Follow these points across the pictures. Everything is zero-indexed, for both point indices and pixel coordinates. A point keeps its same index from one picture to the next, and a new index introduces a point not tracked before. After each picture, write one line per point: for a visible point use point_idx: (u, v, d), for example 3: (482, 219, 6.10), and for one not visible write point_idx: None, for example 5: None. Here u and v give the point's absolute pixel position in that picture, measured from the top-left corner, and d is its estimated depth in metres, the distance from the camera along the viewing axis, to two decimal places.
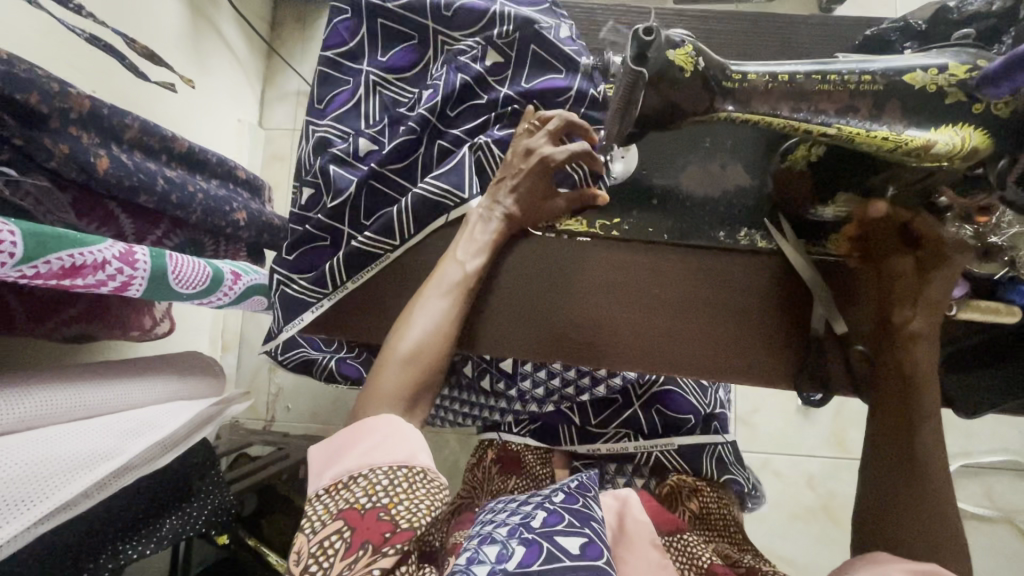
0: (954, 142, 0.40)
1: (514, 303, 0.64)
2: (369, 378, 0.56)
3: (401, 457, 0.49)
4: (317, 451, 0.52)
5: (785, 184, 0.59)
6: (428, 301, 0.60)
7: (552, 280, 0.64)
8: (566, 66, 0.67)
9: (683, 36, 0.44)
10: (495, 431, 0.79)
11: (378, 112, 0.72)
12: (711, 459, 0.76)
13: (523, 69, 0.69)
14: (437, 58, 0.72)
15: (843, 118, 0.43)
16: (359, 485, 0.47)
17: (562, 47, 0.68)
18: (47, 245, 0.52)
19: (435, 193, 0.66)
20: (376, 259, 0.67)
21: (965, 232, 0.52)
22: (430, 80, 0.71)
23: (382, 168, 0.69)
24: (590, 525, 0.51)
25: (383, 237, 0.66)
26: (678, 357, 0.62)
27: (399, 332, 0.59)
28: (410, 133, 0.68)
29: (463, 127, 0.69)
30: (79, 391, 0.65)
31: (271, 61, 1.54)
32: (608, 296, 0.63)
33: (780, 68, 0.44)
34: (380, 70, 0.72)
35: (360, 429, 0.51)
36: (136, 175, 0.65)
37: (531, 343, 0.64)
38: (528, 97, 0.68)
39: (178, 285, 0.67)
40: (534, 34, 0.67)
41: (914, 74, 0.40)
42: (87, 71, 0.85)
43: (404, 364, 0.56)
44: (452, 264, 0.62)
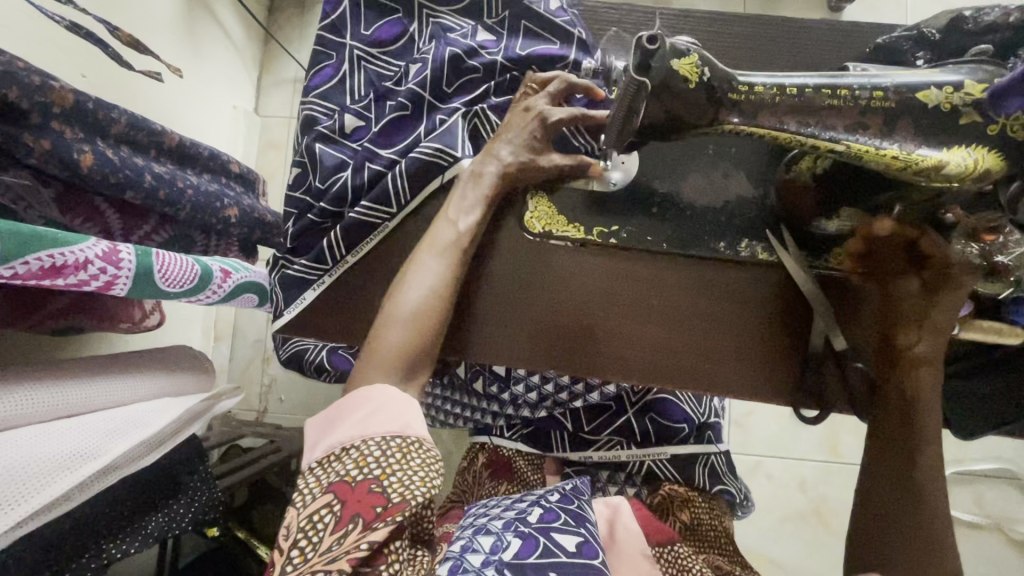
0: (966, 163, 0.39)
1: (508, 284, 0.63)
2: (370, 337, 0.55)
3: (395, 427, 0.48)
4: (314, 423, 0.51)
5: (789, 197, 0.57)
6: (423, 262, 0.58)
7: (548, 265, 0.63)
8: (560, 38, 0.67)
9: (689, 44, 0.41)
10: (487, 434, 0.78)
11: (364, 86, 0.70)
12: (703, 468, 0.74)
13: (515, 40, 0.68)
14: (423, 31, 0.71)
15: (852, 135, 0.41)
16: (351, 458, 0.47)
17: (553, 19, 0.67)
18: (25, 247, 0.51)
19: (428, 154, 0.64)
20: (376, 230, 0.66)
21: (971, 251, 0.51)
22: (418, 54, 0.69)
23: (376, 148, 0.67)
24: (586, 526, 0.53)
25: (381, 205, 0.65)
26: (672, 361, 0.61)
27: (397, 292, 0.57)
28: (401, 109, 0.67)
29: (460, 100, 0.67)
30: (62, 388, 0.64)
31: (268, 46, 1.51)
32: (604, 283, 0.62)
33: (788, 81, 0.42)
34: (364, 45, 0.70)
35: (354, 398, 0.51)
36: (123, 172, 0.63)
37: (524, 326, 0.62)
38: (525, 66, 0.67)
39: (165, 284, 0.66)
40: (523, 9, 0.67)
41: (929, 91, 0.39)
42: (76, 57, 0.83)
43: (411, 322, 0.55)
44: (443, 224, 0.60)
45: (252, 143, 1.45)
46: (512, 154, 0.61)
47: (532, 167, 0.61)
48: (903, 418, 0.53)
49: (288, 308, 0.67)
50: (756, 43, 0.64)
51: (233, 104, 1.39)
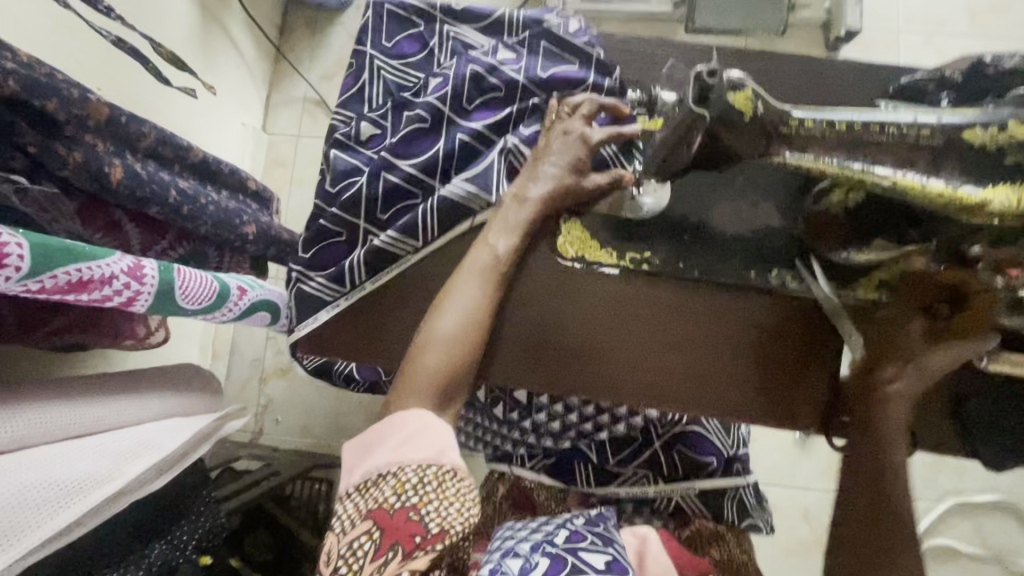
0: (1012, 200, 0.39)
1: (535, 308, 0.62)
2: (404, 362, 0.54)
3: (432, 453, 0.46)
4: (349, 446, 0.49)
5: (816, 229, 0.59)
6: (460, 285, 0.58)
7: (575, 291, 0.63)
8: (579, 59, 0.68)
9: (742, 78, 0.42)
10: (508, 463, 0.77)
11: (382, 96, 0.71)
12: (732, 502, 0.72)
13: (536, 60, 0.68)
14: (442, 45, 0.71)
15: (900, 170, 0.42)
16: (388, 484, 0.45)
17: (573, 40, 0.68)
18: (55, 261, 0.50)
19: (461, 196, 0.64)
20: (399, 262, 0.65)
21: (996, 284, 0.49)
22: (438, 68, 0.70)
23: (393, 159, 0.67)
24: (613, 545, 0.52)
25: (407, 237, 0.64)
26: (689, 393, 0.61)
27: (432, 315, 0.56)
28: (419, 121, 0.67)
29: (482, 119, 0.67)
30: (76, 408, 0.62)
31: (278, 64, 1.52)
32: (626, 314, 0.62)
33: (837, 116, 0.43)
34: (383, 56, 0.71)
35: (390, 423, 0.48)
36: (150, 187, 0.62)
37: (542, 352, 0.62)
38: (545, 88, 0.67)
39: (184, 301, 0.64)
40: (544, 31, 0.69)
41: (974, 130, 0.40)
42: (97, 68, 0.82)
43: (449, 346, 0.55)
44: (482, 247, 0.60)
45: (257, 159, 1.45)
46: (557, 173, 0.60)
47: (570, 187, 0.61)
48: (873, 440, 0.52)
49: (302, 327, 0.66)
50: (789, 77, 0.65)
51: (242, 121, 1.39)
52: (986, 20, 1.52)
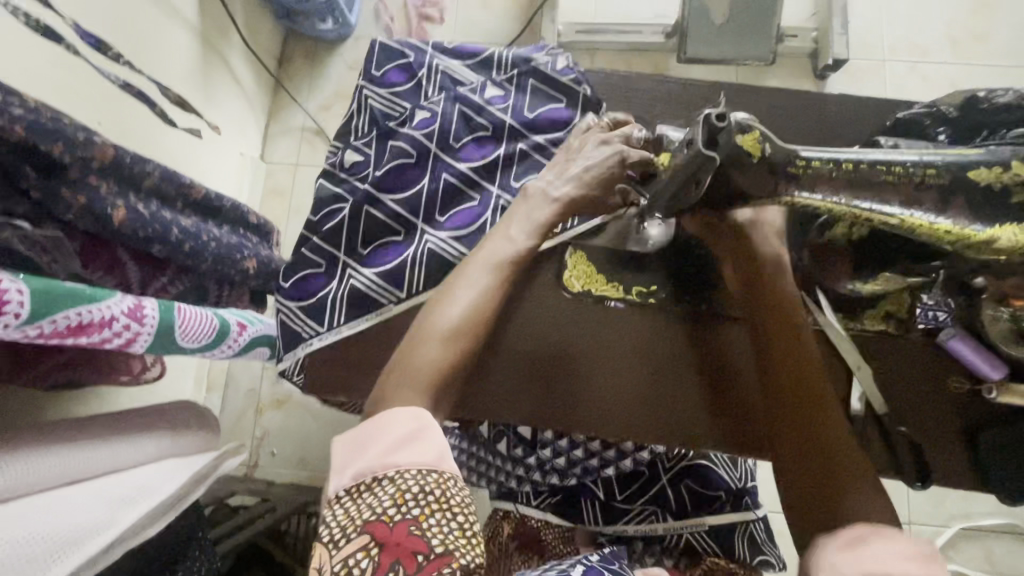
0: (1017, 238, 0.41)
1: (536, 322, 0.62)
2: (400, 352, 0.52)
3: (430, 459, 0.44)
4: (338, 443, 0.46)
5: (823, 258, 0.58)
6: (466, 279, 0.55)
7: (578, 310, 0.63)
8: (566, 97, 0.69)
9: (748, 120, 0.42)
10: (512, 501, 0.74)
11: (369, 125, 0.72)
12: (743, 539, 0.70)
13: (524, 98, 0.70)
14: (430, 77, 0.72)
15: (908, 210, 0.42)
16: (386, 494, 0.42)
17: (560, 78, 0.69)
18: (55, 305, 0.49)
19: (451, 252, 0.65)
20: (378, 309, 0.65)
21: (1002, 316, 0.53)
22: (425, 101, 0.71)
23: (379, 193, 0.68)
24: None
25: (391, 286, 0.65)
26: (681, 407, 0.61)
27: (435, 306, 0.54)
28: (405, 157, 0.68)
29: (467, 156, 0.68)
30: (68, 455, 0.59)
31: (277, 95, 1.54)
32: (623, 329, 0.62)
33: (841, 155, 0.43)
34: (373, 86, 0.72)
35: (386, 419, 0.46)
36: (152, 226, 0.61)
37: (536, 359, 0.62)
38: (531, 127, 0.69)
39: (183, 338, 0.63)
40: (532, 69, 0.70)
41: (978, 170, 0.40)
42: (96, 104, 0.82)
43: (448, 339, 0.52)
44: (502, 239, 0.57)
45: (255, 189, 1.45)
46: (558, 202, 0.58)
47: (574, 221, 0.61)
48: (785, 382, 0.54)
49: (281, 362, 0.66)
50: (789, 113, 0.66)
51: (241, 151, 1.39)
52: (968, 49, 1.57)
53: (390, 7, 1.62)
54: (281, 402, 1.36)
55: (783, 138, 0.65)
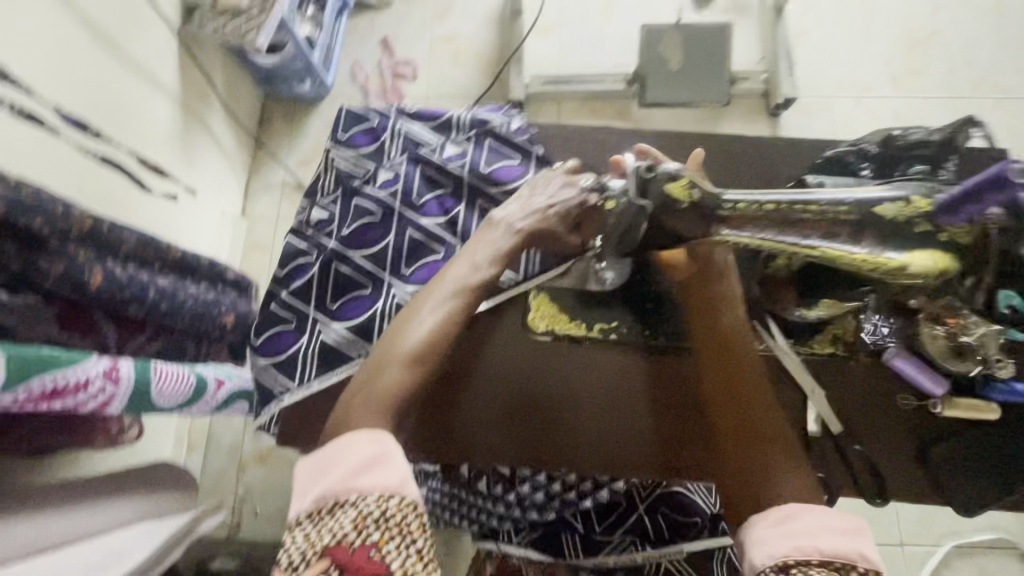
0: (930, 263, 0.43)
1: (505, 351, 0.66)
2: (365, 372, 0.54)
3: (394, 483, 0.45)
4: (302, 464, 0.47)
5: (771, 289, 0.62)
6: (428, 304, 0.58)
7: (544, 338, 0.66)
8: (521, 154, 0.74)
9: (678, 169, 0.47)
10: (494, 540, 0.76)
11: (334, 185, 0.77)
12: (722, 565, 0.70)
13: (481, 153, 0.75)
14: (394, 140, 0.78)
15: (827, 242, 0.46)
16: (349, 518, 0.43)
17: (514, 138, 0.75)
18: (31, 371, 0.50)
19: None
20: (346, 363, 0.67)
21: (937, 332, 0.58)
22: (389, 162, 0.76)
23: (346, 250, 0.72)
24: None
25: (360, 340, 0.68)
26: (641, 425, 0.63)
27: (399, 330, 0.56)
28: (369, 215, 0.73)
29: (430, 212, 0.72)
30: (42, 523, 0.59)
31: (257, 154, 1.60)
32: (586, 353, 0.66)
33: (762, 198, 0.47)
34: (341, 148, 0.78)
35: (345, 442, 0.47)
36: (129, 288, 0.63)
37: (503, 384, 0.65)
38: (486, 180, 0.73)
39: (160, 398, 0.65)
40: (488, 130, 0.76)
41: (884, 207, 0.44)
42: (77, 175, 0.85)
43: (410, 360, 0.54)
44: (465, 262, 0.60)
45: (236, 246, 1.48)
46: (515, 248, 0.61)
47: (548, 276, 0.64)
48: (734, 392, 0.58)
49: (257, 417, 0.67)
50: (730, 155, 0.72)
51: (222, 210, 1.43)
52: (906, 83, 1.69)
53: (366, 67, 1.71)
54: (263, 456, 1.34)
55: (719, 184, 0.70)
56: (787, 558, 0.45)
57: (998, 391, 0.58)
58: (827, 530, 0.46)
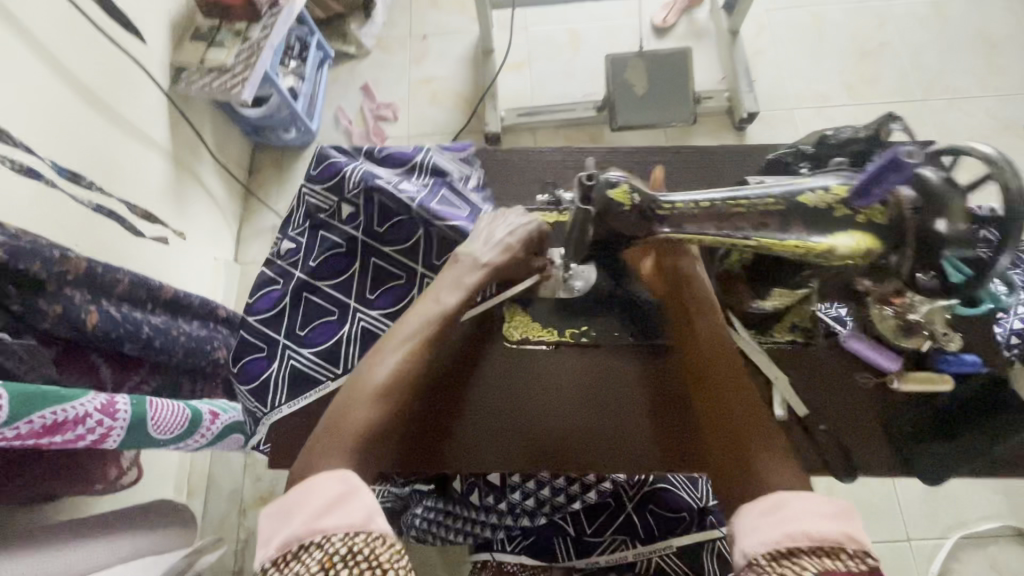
0: (850, 244, 0.49)
1: (498, 376, 0.68)
2: (336, 410, 0.57)
3: (359, 519, 0.48)
4: (268, 513, 0.50)
5: (726, 286, 0.66)
6: (390, 345, 0.61)
7: (525, 358, 0.69)
8: (470, 208, 0.78)
9: (619, 177, 0.51)
10: (488, 551, 0.77)
11: (303, 216, 0.81)
12: (712, 556, 0.73)
13: (432, 196, 0.78)
14: (355, 169, 0.79)
15: (759, 232, 0.51)
16: (317, 558, 0.46)
17: (469, 195, 0.79)
18: (31, 406, 0.53)
19: (381, 329, 0.75)
20: (316, 386, 0.72)
21: (886, 312, 0.62)
22: (348, 192, 0.78)
23: (315, 281, 0.78)
24: None
25: (327, 364, 0.73)
26: (624, 437, 0.65)
27: (366, 368, 0.60)
28: (337, 247, 0.79)
29: (391, 240, 0.78)
30: (43, 558, 0.61)
31: (248, 202, 1.66)
32: (568, 371, 0.68)
33: (700, 197, 0.52)
34: (308, 183, 0.79)
35: (309, 485, 0.50)
36: (123, 326, 0.67)
37: (497, 409, 0.67)
38: (433, 217, 0.76)
39: (156, 431, 0.68)
40: (445, 181, 0.80)
41: (806, 195, 0.50)
42: (75, 227, 0.89)
43: (376, 398, 0.57)
44: (431, 300, 0.64)
45: (232, 291, 1.52)
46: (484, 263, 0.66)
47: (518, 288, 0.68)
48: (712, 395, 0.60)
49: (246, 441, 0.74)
50: (686, 163, 0.76)
51: (214, 257, 1.48)
52: (862, 91, 1.78)
53: (348, 113, 1.79)
54: (262, 499, 1.34)
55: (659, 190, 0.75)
56: (782, 545, 0.47)
57: (950, 363, 0.62)
58: (817, 516, 0.47)
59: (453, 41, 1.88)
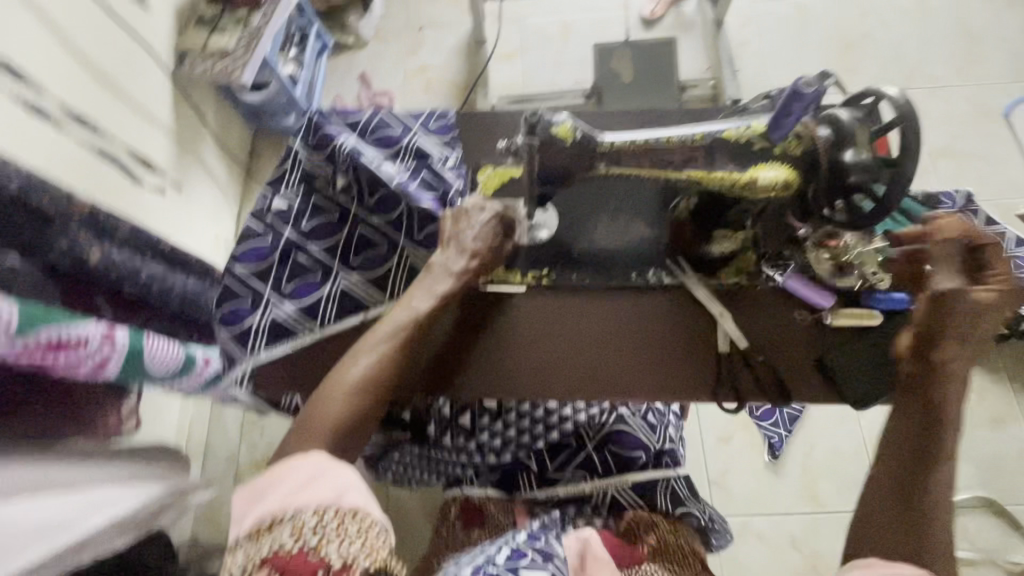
0: (771, 175, 0.56)
1: (570, 343, 0.71)
2: (315, 401, 0.62)
3: (329, 496, 0.52)
4: (236, 498, 0.54)
5: (678, 234, 0.70)
6: (368, 344, 0.65)
7: (534, 331, 0.72)
8: (446, 189, 0.84)
9: (565, 117, 0.59)
10: (459, 486, 0.84)
11: (297, 180, 0.87)
12: (664, 493, 0.79)
13: (411, 179, 0.84)
14: (345, 144, 0.84)
15: (690, 166, 0.58)
16: (287, 529, 0.50)
17: (445, 177, 0.85)
18: (38, 321, 0.57)
19: (360, 291, 0.81)
20: (294, 337, 0.79)
21: (822, 256, 0.68)
22: (339, 163, 0.84)
23: (303, 241, 0.84)
24: (551, 561, 0.60)
25: (306, 317, 0.79)
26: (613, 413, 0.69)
27: (345, 365, 0.64)
28: (327, 214, 0.85)
29: (378, 209, 0.83)
30: (53, 466, 0.60)
31: (248, 184, 1.72)
32: (576, 346, 0.71)
33: (640, 136, 0.59)
34: (307, 151, 0.86)
35: (281, 469, 0.54)
36: (123, 267, 0.73)
37: (551, 378, 0.70)
38: (408, 198, 0.82)
39: (153, 363, 0.72)
40: (425, 164, 0.86)
41: (730, 131, 0.56)
42: (80, 174, 0.99)
43: (352, 393, 0.62)
44: (403, 308, 0.67)
45: None
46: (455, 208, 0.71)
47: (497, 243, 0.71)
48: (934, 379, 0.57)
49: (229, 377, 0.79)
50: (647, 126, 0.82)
51: (216, 233, 1.53)
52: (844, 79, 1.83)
53: (346, 100, 1.86)
54: (257, 463, 1.38)
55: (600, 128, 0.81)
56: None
57: (880, 301, 0.68)
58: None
59: (446, 33, 1.94)
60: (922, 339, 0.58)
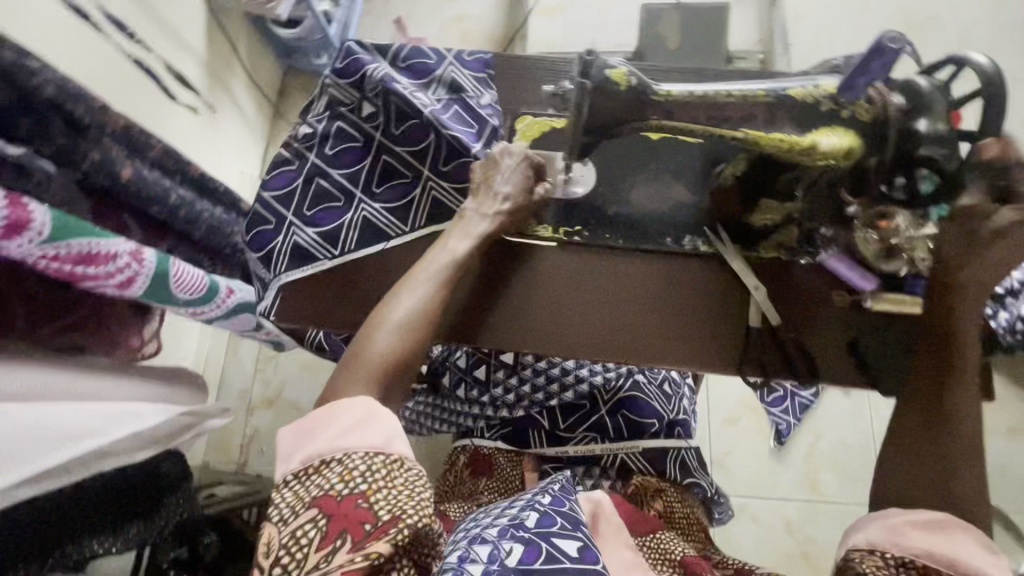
0: (834, 142, 0.53)
1: (604, 305, 0.69)
2: (360, 338, 0.61)
3: (377, 442, 0.52)
4: (288, 434, 0.55)
5: (720, 202, 0.67)
6: (413, 283, 0.64)
7: (576, 289, 0.70)
8: (479, 124, 0.78)
9: (621, 62, 0.57)
10: (469, 437, 0.85)
11: (321, 103, 0.80)
12: (674, 462, 0.80)
13: (445, 112, 0.78)
14: (376, 70, 0.76)
15: (747, 126, 0.56)
16: (335, 473, 0.51)
17: (479, 112, 0.79)
18: (70, 229, 0.57)
19: (382, 221, 0.79)
20: (315, 263, 0.79)
21: (870, 237, 0.60)
22: (369, 88, 0.77)
23: (327, 167, 0.80)
24: (580, 528, 0.57)
25: (326, 245, 0.78)
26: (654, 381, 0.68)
27: (390, 302, 0.63)
28: (353, 141, 0.80)
29: (404, 143, 0.79)
30: (71, 378, 0.61)
31: (276, 122, 1.69)
32: (619, 309, 0.69)
33: (696, 87, 0.57)
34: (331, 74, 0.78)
35: (333, 410, 0.55)
36: (154, 187, 0.71)
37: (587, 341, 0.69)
38: (442, 133, 0.76)
39: (178, 289, 0.72)
40: (459, 98, 0.80)
41: (797, 89, 0.54)
42: (112, 84, 0.97)
43: (398, 329, 0.61)
44: (443, 250, 0.66)
45: None
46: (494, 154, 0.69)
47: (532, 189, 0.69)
48: (952, 349, 0.57)
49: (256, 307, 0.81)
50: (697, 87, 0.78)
51: (241, 169, 1.51)
52: None
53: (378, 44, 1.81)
54: (268, 400, 1.40)
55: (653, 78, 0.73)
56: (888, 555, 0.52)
57: None
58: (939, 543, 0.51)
59: None
60: (939, 298, 0.59)
